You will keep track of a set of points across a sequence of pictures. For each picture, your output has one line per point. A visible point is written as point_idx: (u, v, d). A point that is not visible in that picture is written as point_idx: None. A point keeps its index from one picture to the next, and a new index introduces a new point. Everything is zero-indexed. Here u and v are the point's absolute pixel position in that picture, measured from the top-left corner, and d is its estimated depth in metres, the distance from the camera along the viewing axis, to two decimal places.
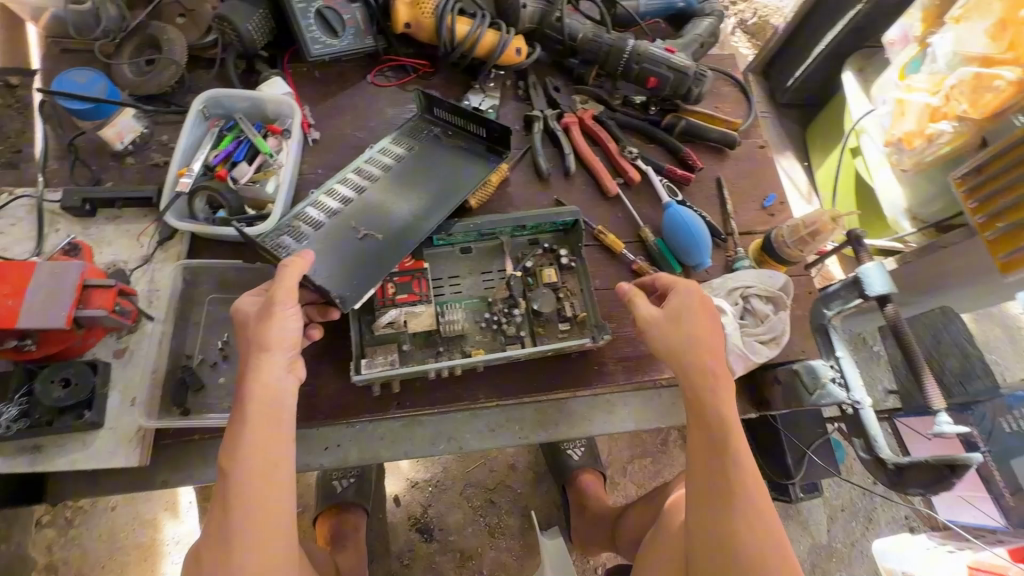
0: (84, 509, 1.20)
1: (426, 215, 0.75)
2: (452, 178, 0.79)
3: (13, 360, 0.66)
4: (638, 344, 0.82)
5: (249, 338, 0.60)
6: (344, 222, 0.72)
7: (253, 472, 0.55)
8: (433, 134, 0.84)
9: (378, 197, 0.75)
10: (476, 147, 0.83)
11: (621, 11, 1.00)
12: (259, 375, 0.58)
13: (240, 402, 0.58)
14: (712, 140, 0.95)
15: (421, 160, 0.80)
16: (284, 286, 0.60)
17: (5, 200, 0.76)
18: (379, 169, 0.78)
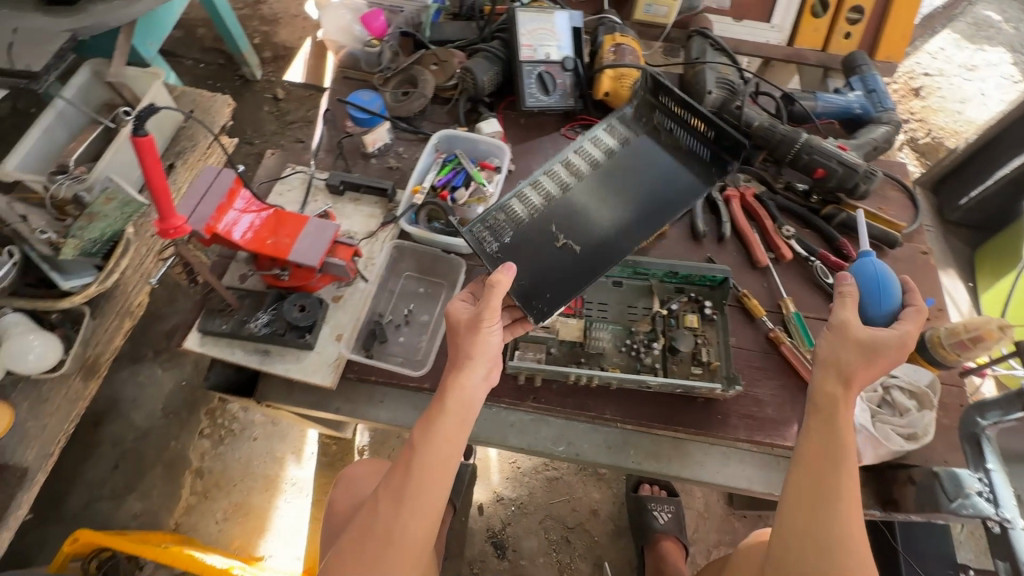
0: (235, 433, 1.44)
1: (626, 225, 0.86)
2: (659, 187, 0.89)
3: (271, 285, 0.88)
4: (765, 405, 0.85)
5: (459, 346, 0.74)
6: (549, 221, 0.87)
7: (437, 454, 0.72)
8: (645, 126, 0.93)
9: (582, 198, 0.89)
10: (693, 155, 0.90)
11: (799, 108, 1.08)
12: (461, 378, 0.73)
13: (442, 396, 0.73)
14: (872, 236, 0.98)
15: (632, 156, 0.91)
16: (488, 305, 0.71)
17: (289, 172, 1.03)
18: (583, 164, 0.91)
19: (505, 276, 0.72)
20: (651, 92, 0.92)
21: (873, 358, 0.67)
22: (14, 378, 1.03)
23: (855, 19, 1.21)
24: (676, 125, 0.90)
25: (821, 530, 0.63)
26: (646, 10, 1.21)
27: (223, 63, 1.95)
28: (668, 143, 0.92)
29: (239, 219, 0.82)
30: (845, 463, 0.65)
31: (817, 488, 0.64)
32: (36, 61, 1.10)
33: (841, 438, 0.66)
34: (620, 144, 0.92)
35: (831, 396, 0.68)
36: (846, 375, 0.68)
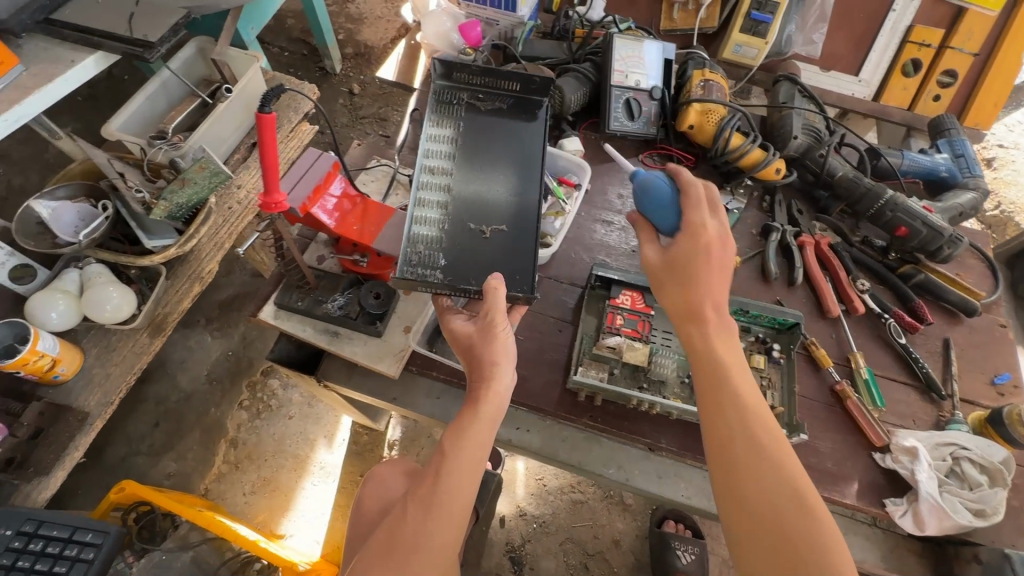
0: (272, 409, 1.47)
1: (519, 183, 0.92)
2: (518, 139, 0.96)
3: (346, 270, 0.90)
4: (825, 458, 0.83)
5: (480, 356, 0.73)
6: (461, 220, 0.87)
7: (470, 456, 0.69)
8: (462, 111, 0.97)
9: (467, 188, 0.90)
10: (512, 109, 1.00)
11: (884, 163, 1.07)
12: (493, 384, 0.71)
13: (472, 400, 0.71)
14: (949, 302, 0.96)
15: (468, 138, 0.95)
16: (494, 307, 0.75)
17: (374, 164, 1.06)
18: (437, 162, 0.92)
19: (498, 280, 0.78)
20: (444, 78, 0.99)
21: (706, 262, 0.66)
22: (88, 325, 1.08)
23: (947, 83, 1.22)
24: (476, 94, 1.00)
25: (746, 453, 0.57)
26: (734, 51, 1.22)
27: (307, 54, 2.04)
28: (472, 106, 0.99)
29: (329, 204, 0.85)
30: (730, 368, 0.62)
31: (718, 404, 0.60)
32: (153, 33, 1.16)
33: (715, 346, 0.63)
34: (454, 137, 0.95)
35: (687, 309, 0.66)
36: (687, 287, 0.66)
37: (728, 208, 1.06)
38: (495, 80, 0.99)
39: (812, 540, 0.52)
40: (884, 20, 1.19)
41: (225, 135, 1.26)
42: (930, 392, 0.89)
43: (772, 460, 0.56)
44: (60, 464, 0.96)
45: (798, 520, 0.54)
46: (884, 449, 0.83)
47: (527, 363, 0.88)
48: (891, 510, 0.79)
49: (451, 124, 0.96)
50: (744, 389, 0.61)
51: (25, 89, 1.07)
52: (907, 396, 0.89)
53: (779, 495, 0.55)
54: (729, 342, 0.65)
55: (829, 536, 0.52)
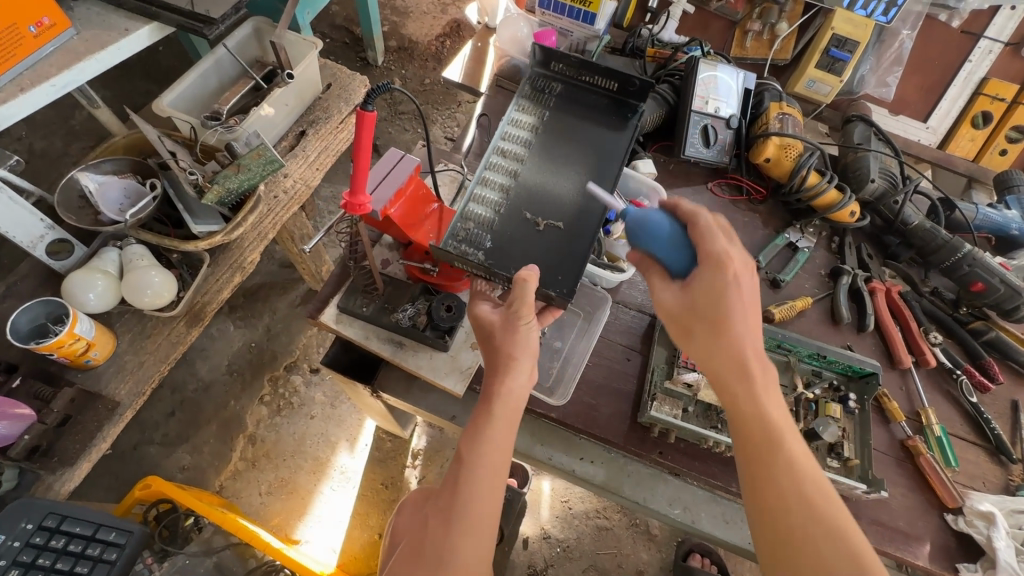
0: (292, 407, 1.42)
1: (588, 183, 0.86)
2: (601, 141, 0.91)
3: (415, 279, 0.86)
4: (898, 516, 0.81)
5: (501, 347, 0.71)
6: (517, 207, 0.84)
7: (490, 456, 0.64)
8: (551, 96, 0.95)
9: (533, 176, 0.87)
10: (599, 104, 0.95)
11: (957, 216, 1.06)
12: (505, 379, 0.68)
13: (488, 400, 0.68)
14: (1019, 362, 0.94)
15: (551, 130, 0.91)
16: (523, 300, 0.71)
17: (441, 168, 1.02)
18: (512, 146, 0.89)
19: (532, 272, 0.72)
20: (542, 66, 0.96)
21: (738, 298, 0.60)
22: (122, 308, 1.02)
23: (1015, 138, 1.21)
24: (569, 87, 0.96)
25: (802, 529, 0.51)
26: (807, 86, 1.22)
27: (348, 43, 1.99)
28: (562, 97, 0.95)
29: (408, 209, 0.81)
30: (779, 430, 0.56)
31: (767, 473, 0.54)
32: (215, 10, 1.09)
33: (763, 404, 0.57)
34: (535, 125, 0.92)
35: (727, 360, 0.59)
36: (718, 330, 0.60)
37: (798, 247, 1.04)
38: (594, 76, 0.94)
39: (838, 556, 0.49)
40: (959, 69, 1.19)
41: (276, 121, 1.20)
42: (999, 454, 0.87)
43: (803, 487, 0.53)
44: (85, 455, 0.91)
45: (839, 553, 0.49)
46: (957, 511, 0.81)
47: (596, 392, 0.85)
48: None
49: (536, 112, 0.93)
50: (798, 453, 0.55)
51: (75, 56, 0.98)
52: (977, 457, 0.87)
53: (813, 522, 0.51)
54: (777, 398, 0.58)
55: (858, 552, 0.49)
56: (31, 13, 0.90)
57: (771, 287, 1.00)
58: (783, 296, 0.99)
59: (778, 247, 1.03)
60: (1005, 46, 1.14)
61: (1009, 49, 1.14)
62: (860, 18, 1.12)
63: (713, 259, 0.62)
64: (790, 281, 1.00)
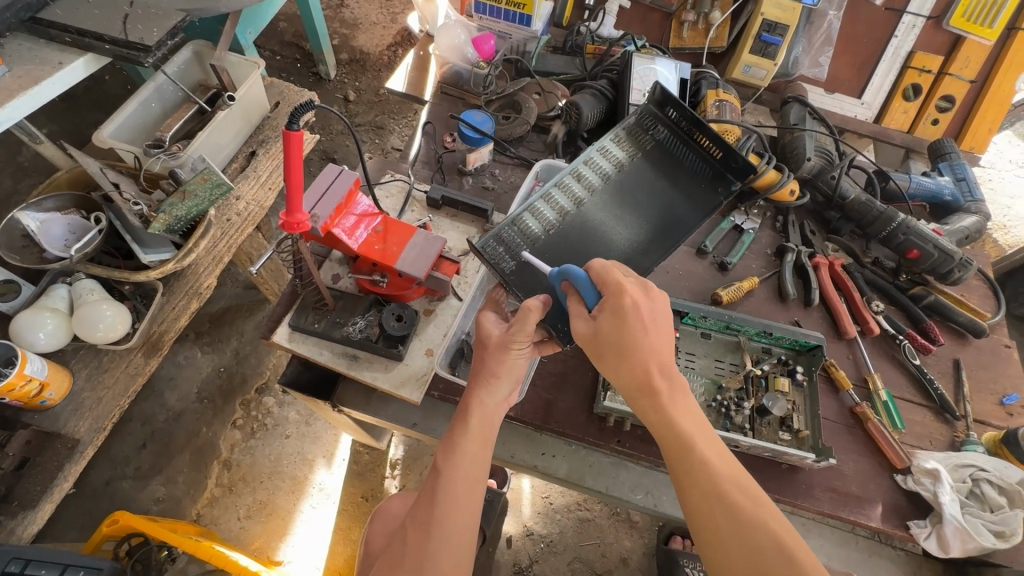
0: (267, 428, 1.42)
1: (644, 242, 0.87)
2: (679, 207, 0.89)
3: (366, 292, 0.86)
4: (850, 481, 0.83)
5: (484, 362, 0.70)
6: (566, 235, 0.84)
7: (467, 468, 0.64)
8: (650, 140, 0.93)
9: (595, 212, 0.87)
10: (698, 168, 0.92)
11: (892, 186, 1.11)
12: (484, 395, 0.68)
13: (463, 414, 0.67)
14: (957, 322, 0.98)
15: (635, 176, 0.90)
16: (523, 325, 0.68)
17: (388, 179, 1.03)
18: (591, 176, 0.89)
19: (541, 300, 0.69)
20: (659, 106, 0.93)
21: (637, 319, 0.63)
22: (77, 345, 1.01)
23: (944, 108, 1.26)
24: (672, 136, 0.93)
25: (726, 520, 0.56)
26: (744, 71, 1.24)
27: (299, 58, 1.98)
28: (661, 145, 0.93)
29: (348, 224, 0.81)
30: (687, 436, 0.60)
31: (689, 486, 0.59)
32: (149, 36, 1.05)
33: (672, 415, 0.62)
34: (621, 160, 0.91)
35: (637, 381, 0.63)
36: (627, 354, 0.63)
37: (743, 228, 1.06)
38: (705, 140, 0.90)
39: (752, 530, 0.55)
40: (887, 45, 1.23)
41: (222, 144, 1.20)
42: (943, 412, 0.91)
43: (711, 478, 0.58)
44: (47, 496, 0.90)
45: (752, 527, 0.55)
46: (905, 470, 0.84)
47: (552, 388, 0.86)
48: (916, 533, 0.80)
49: (631, 150, 0.92)
50: (711, 455, 0.60)
51: (7, 93, 0.96)
52: (923, 417, 0.91)
53: (728, 507, 0.56)
54: (685, 399, 0.63)
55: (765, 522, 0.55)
56: None
57: (720, 270, 1.02)
58: (732, 278, 1.02)
59: (724, 231, 1.06)
60: (927, 20, 1.18)
61: (931, 22, 1.19)
62: (788, 2, 1.15)
63: (611, 286, 0.65)
64: (738, 262, 1.03)
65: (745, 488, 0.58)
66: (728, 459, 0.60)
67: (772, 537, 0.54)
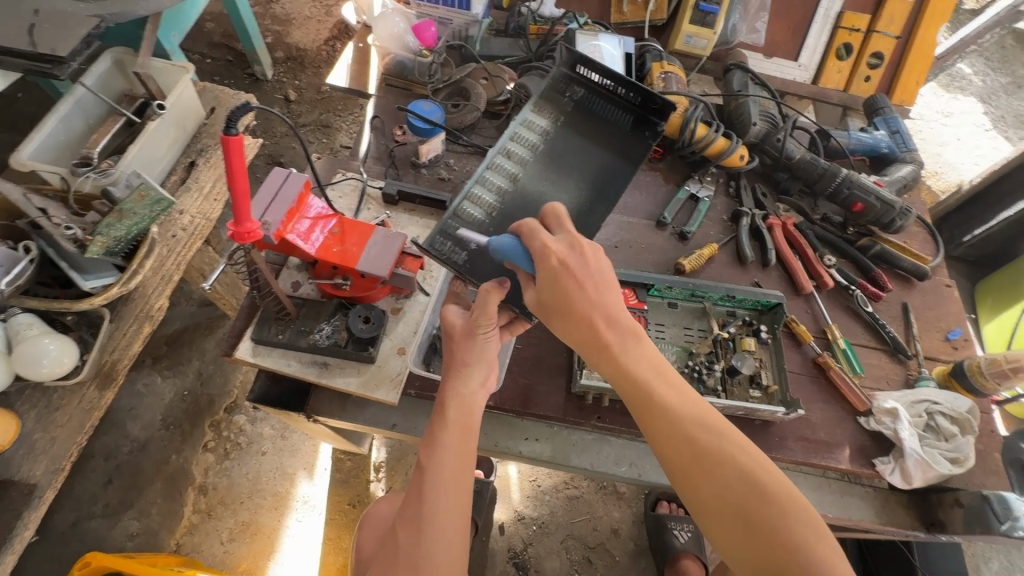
0: (241, 447, 1.37)
1: (586, 203, 0.85)
2: (613, 158, 0.87)
3: (329, 296, 0.84)
4: (818, 429, 0.88)
5: (455, 352, 0.69)
6: (509, 216, 0.81)
7: (451, 463, 0.63)
8: (569, 102, 0.90)
9: (533, 184, 0.85)
10: (620, 120, 0.89)
11: (833, 144, 1.15)
12: (458, 385, 0.67)
13: (441, 406, 0.67)
14: (903, 268, 1.04)
15: (562, 140, 0.88)
16: (486, 310, 0.67)
17: (340, 178, 1.00)
18: (521, 150, 0.86)
19: (501, 284, 0.67)
20: (569, 67, 0.90)
21: (572, 279, 0.63)
22: (20, 385, 0.94)
23: (875, 64, 1.31)
24: (591, 93, 0.90)
25: (693, 462, 0.58)
26: (685, 42, 1.26)
27: (232, 60, 1.89)
28: (581, 104, 0.90)
29: (303, 228, 0.79)
30: (638, 382, 0.62)
31: (654, 435, 0.61)
32: (63, 46, 0.98)
33: (622, 366, 0.63)
34: (548, 129, 0.89)
35: (584, 338, 0.64)
36: (570, 314, 0.64)
37: (699, 196, 1.09)
38: (619, 87, 0.87)
39: (724, 466, 0.57)
40: (816, 7, 1.27)
41: (158, 156, 1.13)
42: (897, 353, 0.96)
43: (674, 424, 0.60)
44: (8, 547, 0.85)
45: (720, 466, 0.57)
46: (868, 412, 0.89)
47: (528, 374, 0.86)
48: (881, 469, 0.85)
49: (552, 116, 0.90)
50: (668, 396, 0.61)
51: None
52: (879, 360, 0.96)
53: (696, 450, 0.58)
54: (635, 344, 0.63)
55: (730, 455, 0.57)
56: None
57: (680, 240, 1.04)
58: (692, 246, 1.04)
59: (680, 201, 1.08)
60: None
61: None
62: None
63: (540, 253, 0.64)
64: (697, 230, 1.05)
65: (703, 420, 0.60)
66: (687, 400, 0.61)
67: (743, 472, 0.56)
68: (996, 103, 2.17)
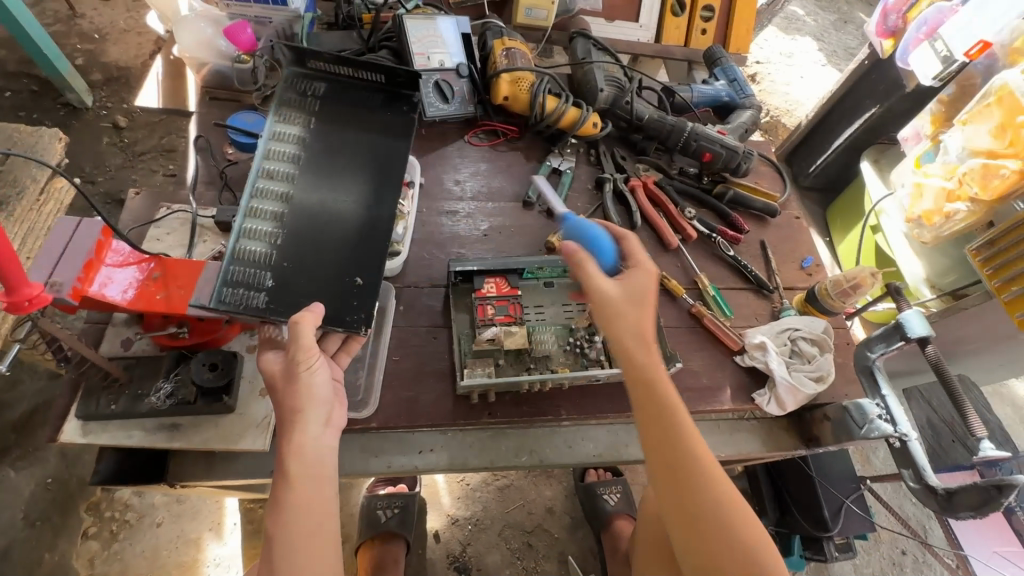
0: (130, 524, 1.22)
1: (371, 194, 0.84)
2: (380, 139, 0.88)
3: (167, 348, 0.75)
4: (699, 377, 0.91)
5: (281, 401, 0.63)
6: (294, 236, 0.77)
7: (302, 525, 0.58)
8: (317, 99, 0.87)
9: (309, 195, 0.80)
10: (372, 101, 0.92)
11: (679, 99, 1.20)
12: (295, 435, 0.61)
13: (281, 463, 0.60)
14: (756, 209, 1.10)
15: (323, 137, 0.85)
16: (301, 344, 0.64)
17: (164, 213, 0.88)
18: (283, 162, 0.81)
19: (314, 312, 0.67)
20: (301, 66, 0.88)
21: (650, 295, 0.67)
22: None
23: (708, 17, 1.37)
24: (332, 83, 0.89)
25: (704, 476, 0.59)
26: (527, 14, 1.23)
27: (39, 90, 1.63)
28: (328, 100, 0.88)
29: (110, 279, 0.68)
30: (657, 381, 0.62)
31: (676, 441, 0.60)
32: None
33: (665, 379, 0.63)
34: (302, 137, 0.84)
35: (637, 343, 0.63)
36: (638, 323, 0.65)
37: (561, 170, 1.08)
38: (360, 72, 0.90)
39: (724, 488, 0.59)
40: None
41: None
42: (761, 289, 1.02)
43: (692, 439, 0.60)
44: None
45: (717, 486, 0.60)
46: (742, 351, 0.94)
47: (410, 385, 0.82)
48: (759, 402, 0.90)
49: (301, 120, 0.85)
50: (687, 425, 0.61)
51: None
52: (747, 299, 1.01)
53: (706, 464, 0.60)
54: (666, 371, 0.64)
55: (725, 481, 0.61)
56: None
57: (549, 217, 1.04)
58: (561, 221, 1.04)
59: (544, 177, 1.07)
60: None
61: None
62: None
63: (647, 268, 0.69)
64: (563, 205, 1.05)
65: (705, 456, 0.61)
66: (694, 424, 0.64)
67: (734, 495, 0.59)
68: (829, 39, 2.37)
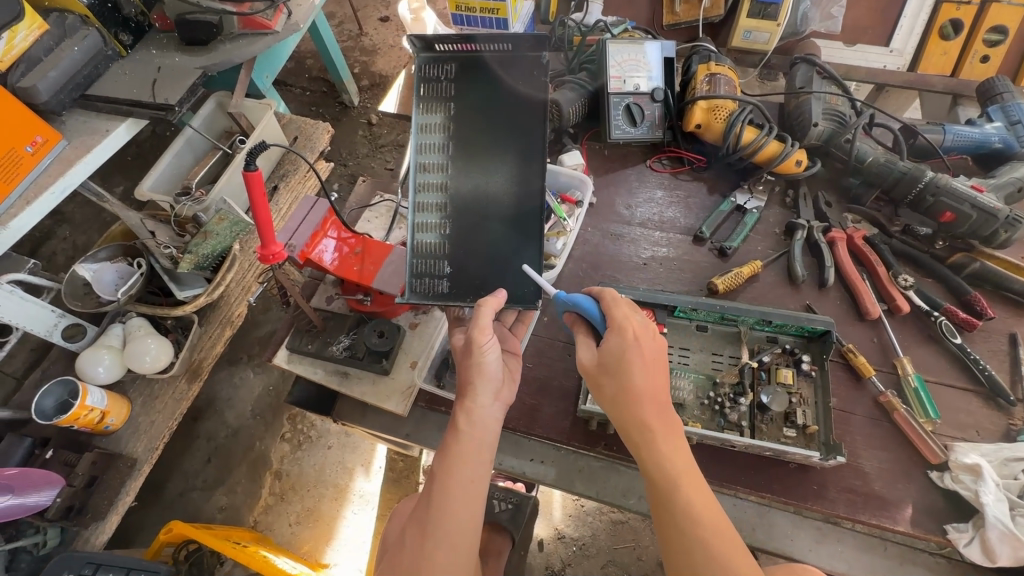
0: (312, 440, 1.53)
1: (521, 174, 0.82)
2: (519, 116, 0.82)
3: (355, 311, 0.91)
4: (871, 480, 0.75)
5: (462, 367, 0.71)
6: (459, 225, 0.82)
7: (462, 472, 0.64)
8: (445, 79, 0.82)
9: (465, 184, 0.83)
10: (504, 73, 0.81)
11: (921, 142, 0.99)
12: (467, 401, 0.68)
13: (456, 421, 0.68)
14: (1013, 292, 0.85)
15: (462, 119, 0.82)
16: (478, 324, 0.70)
17: (378, 200, 1.07)
18: (435, 154, 0.83)
19: (497, 297, 0.74)
20: (427, 51, 0.81)
21: (639, 357, 0.62)
22: (133, 375, 1.14)
23: (995, 41, 1.15)
24: (461, 61, 0.81)
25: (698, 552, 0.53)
26: (744, 37, 1.15)
27: (327, 91, 2.11)
28: (460, 78, 0.82)
29: (328, 248, 0.86)
30: (658, 472, 0.58)
31: (666, 514, 0.56)
32: (173, 95, 1.09)
33: (661, 454, 0.58)
34: (446, 125, 0.82)
35: (628, 414, 0.61)
36: (627, 389, 0.61)
37: (747, 208, 0.99)
38: (486, 46, 0.79)
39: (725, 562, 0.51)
40: None
41: None
42: (995, 398, 0.79)
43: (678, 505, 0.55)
44: (113, 509, 1.04)
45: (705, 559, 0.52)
46: (943, 467, 0.74)
47: (536, 394, 0.85)
48: (954, 538, 0.69)
49: (439, 105, 0.82)
50: (696, 501, 0.55)
51: (69, 163, 1.00)
52: (969, 404, 0.79)
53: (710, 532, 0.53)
54: (673, 437, 0.60)
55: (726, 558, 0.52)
56: (22, 134, 0.94)
57: (720, 256, 0.96)
58: (732, 264, 0.95)
59: (723, 214, 0.99)
60: None
61: None
62: None
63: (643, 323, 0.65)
64: (739, 246, 0.96)
65: (724, 532, 0.54)
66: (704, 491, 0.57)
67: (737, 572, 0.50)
68: None
